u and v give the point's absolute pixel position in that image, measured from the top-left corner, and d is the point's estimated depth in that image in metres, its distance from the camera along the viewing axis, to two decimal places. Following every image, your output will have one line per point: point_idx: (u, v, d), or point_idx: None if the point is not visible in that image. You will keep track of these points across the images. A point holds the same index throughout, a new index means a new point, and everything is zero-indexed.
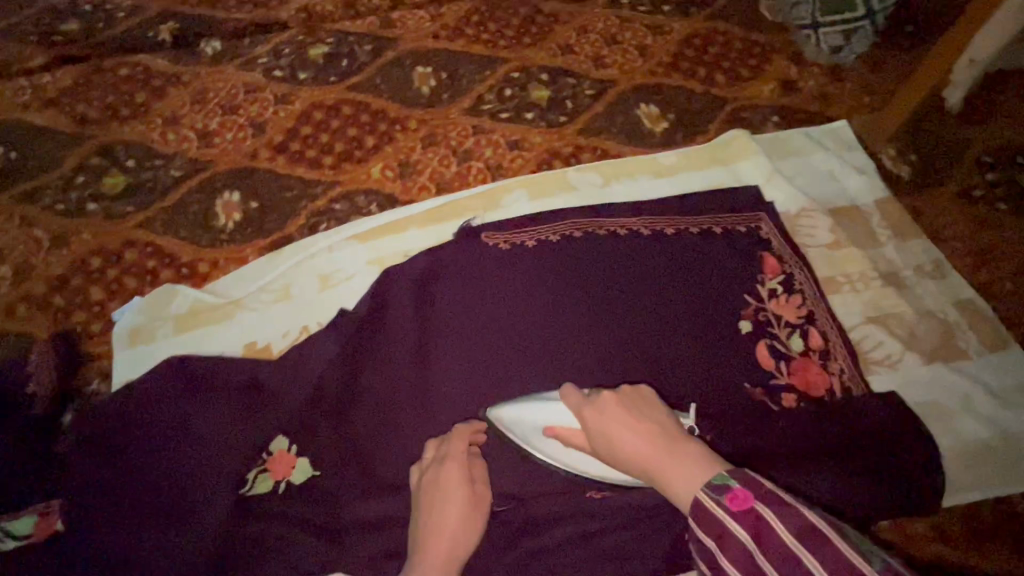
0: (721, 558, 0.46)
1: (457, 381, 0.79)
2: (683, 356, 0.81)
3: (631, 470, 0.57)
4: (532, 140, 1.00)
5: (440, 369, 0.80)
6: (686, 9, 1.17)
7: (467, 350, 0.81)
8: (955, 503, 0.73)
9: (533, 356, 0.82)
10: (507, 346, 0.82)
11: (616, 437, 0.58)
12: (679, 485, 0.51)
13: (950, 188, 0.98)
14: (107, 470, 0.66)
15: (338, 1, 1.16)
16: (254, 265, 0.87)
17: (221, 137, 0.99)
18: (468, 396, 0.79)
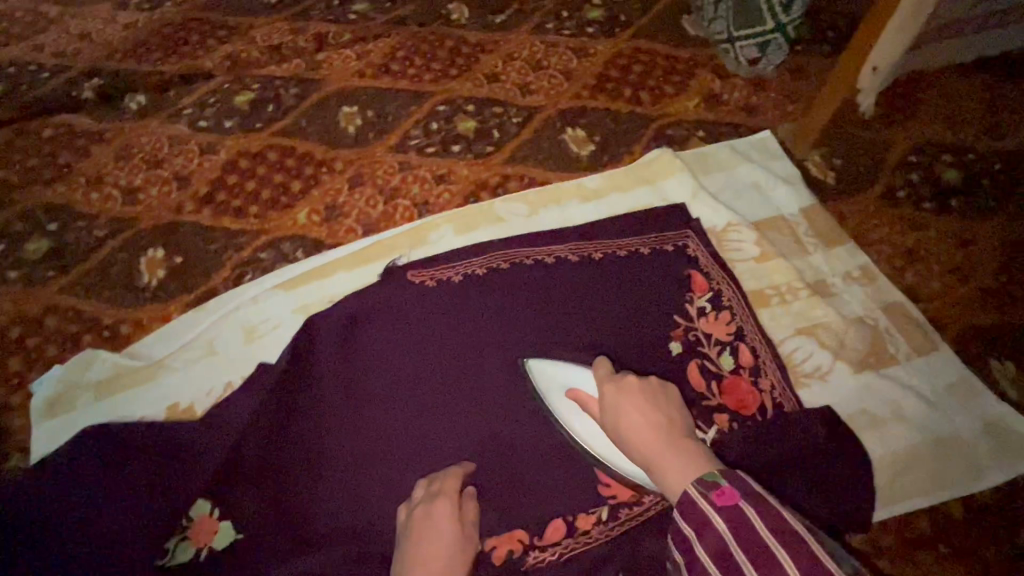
0: (698, 548, 0.47)
1: (387, 428, 0.78)
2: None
3: (628, 446, 0.61)
4: (458, 172, 1.00)
5: (369, 417, 0.78)
6: (609, 30, 1.18)
7: (396, 395, 0.80)
8: (886, 514, 0.72)
9: (464, 395, 0.81)
10: (436, 386, 0.81)
11: (626, 414, 0.62)
12: (672, 472, 0.54)
13: (876, 190, 0.98)
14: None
15: (264, 47, 1.16)
16: (177, 323, 0.85)
17: (146, 193, 0.99)
18: (399, 442, 0.77)
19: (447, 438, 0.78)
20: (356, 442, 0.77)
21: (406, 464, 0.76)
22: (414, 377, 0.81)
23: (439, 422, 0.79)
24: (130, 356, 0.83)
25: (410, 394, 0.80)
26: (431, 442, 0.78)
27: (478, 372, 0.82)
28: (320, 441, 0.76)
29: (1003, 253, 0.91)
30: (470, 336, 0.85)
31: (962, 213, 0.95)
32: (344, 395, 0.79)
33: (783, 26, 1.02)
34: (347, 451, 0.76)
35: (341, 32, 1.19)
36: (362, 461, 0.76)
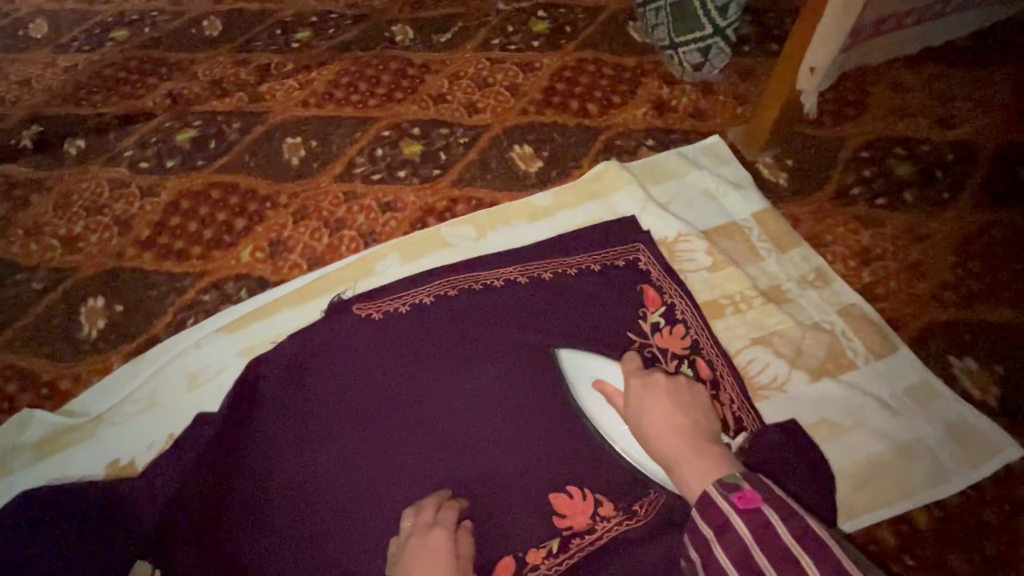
0: (717, 551, 0.43)
1: (333, 472, 0.73)
2: (566, 409, 0.78)
3: (648, 443, 0.58)
4: (405, 199, 0.99)
5: (318, 460, 0.74)
6: (555, 42, 1.17)
7: (343, 436, 0.76)
8: (858, 525, 0.70)
9: (415, 431, 0.77)
10: (388, 422, 0.77)
11: (649, 410, 0.60)
12: (694, 474, 0.52)
13: (828, 190, 0.96)
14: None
15: (205, 82, 1.15)
16: (117, 376, 0.83)
17: (86, 241, 0.97)
18: (347, 486, 0.73)
19: (398, 478, 0.74)
20: (302, 489, 0.72)
21: (355, 509, 0.71)
22: (362, 415, 0.77)
23: (389, 461, 0.75)
24: (69, 414, 0.80)
25: (358, 433, 0.76)
26: (384, 483, 0.73)
27: (429, 405, 0.78)
28: (263, 491, 0.72)
29: (959, 246, 0.89)
30: (419, 367, 0.81)
31: (916, 207, 0.93)
32: (288, 439, 0.75)
33: (722, 30, 1.02)
34: (292, 501, 0.71)
35: (284, 62, 1.17)
36: (308, 511, 0.71)
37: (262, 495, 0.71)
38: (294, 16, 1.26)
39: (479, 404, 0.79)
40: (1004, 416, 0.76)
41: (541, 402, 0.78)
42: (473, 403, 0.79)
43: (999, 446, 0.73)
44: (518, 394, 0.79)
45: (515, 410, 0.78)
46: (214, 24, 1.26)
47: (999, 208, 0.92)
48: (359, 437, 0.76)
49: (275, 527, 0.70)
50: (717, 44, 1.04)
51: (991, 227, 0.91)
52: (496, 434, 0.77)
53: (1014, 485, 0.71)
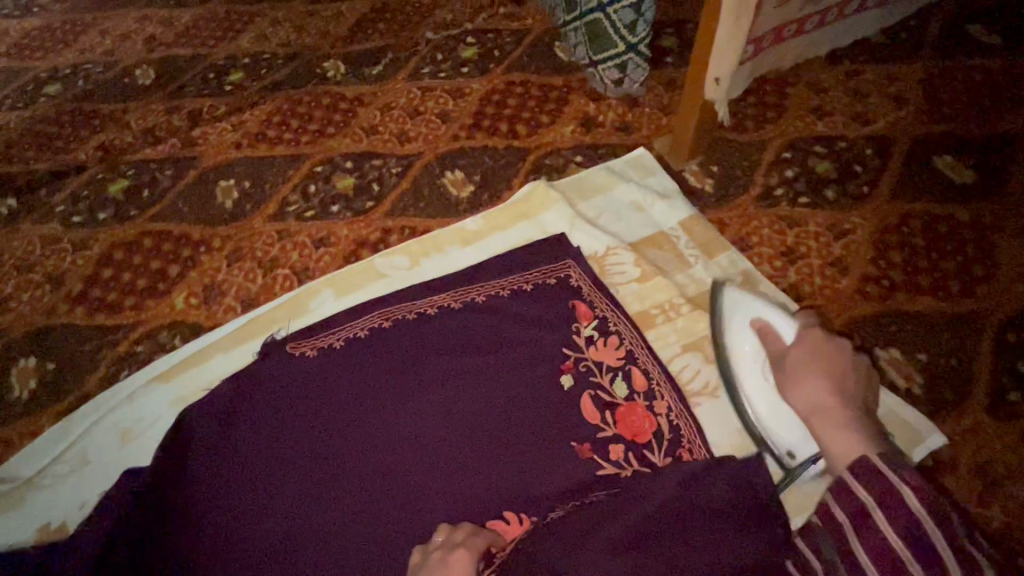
0: (873, 510, 0.54)
1: (270, 520, 0.72)
2: (503, 433, 0.78)
3: (802, 396, 0.67)
4: (339, 233, 0.99)
5: (252, 503, 0.73)
6: (483, 67, 1.19)
7: (278, 478, 0.75)
8: (920, 456, 0.73)
9: (354, 470, 0.76)
10: (322, 458, 0.76)
11: (812, 372, 0.67)
12: (841, 443, 0.61)
13: (753, 193, 0.99)
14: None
15: (138, 131, 1.15)
16: (50, 437, 0.82)
17: (17, 300, 0.96)
18: (284, 534, 0.72)
19: (337, 520, 0.73)
20: (239, 540, 0.71)
21: (293, 557, 0.70)
22: (299, 458, 0.76)
23: (324, 498, 0.74)
24: None
25: (296, 478, 0.75)
26: (318, 520, 0.73)
27: (368, 442, 0.77)
28: (198, 546, 0.71)
29: (879, 240, 0.92)
30: (357, 403, 0.80)
31: (838, 204, 0.96)
32: (223, 491, 0.74)
33: (635, 46, 1.03)
34: (228, 553, 0.70)
35: (216, 106, 1.18)
36: (244, 559, 0.70)
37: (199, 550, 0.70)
38: (226, 60, 1.27)
39: (418, 436, 0.78)
40: (929, 403, 0.77)
41: (477, 427, 0.78)
42: (410, 434, 0.78)
43: (924, 434, 0.74)
44: (456, 422, 0.79)
45: (452, 438, 0.78)
46: (147, 72, 1.27)
47: (916, 200, 0.95)
48: (291, 475, 0.75)
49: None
50: (632, 59, 1.05)
51: (909, 217, 0.93)
52: (435, 464, 0.76)
53: (941, 472, 0.73)
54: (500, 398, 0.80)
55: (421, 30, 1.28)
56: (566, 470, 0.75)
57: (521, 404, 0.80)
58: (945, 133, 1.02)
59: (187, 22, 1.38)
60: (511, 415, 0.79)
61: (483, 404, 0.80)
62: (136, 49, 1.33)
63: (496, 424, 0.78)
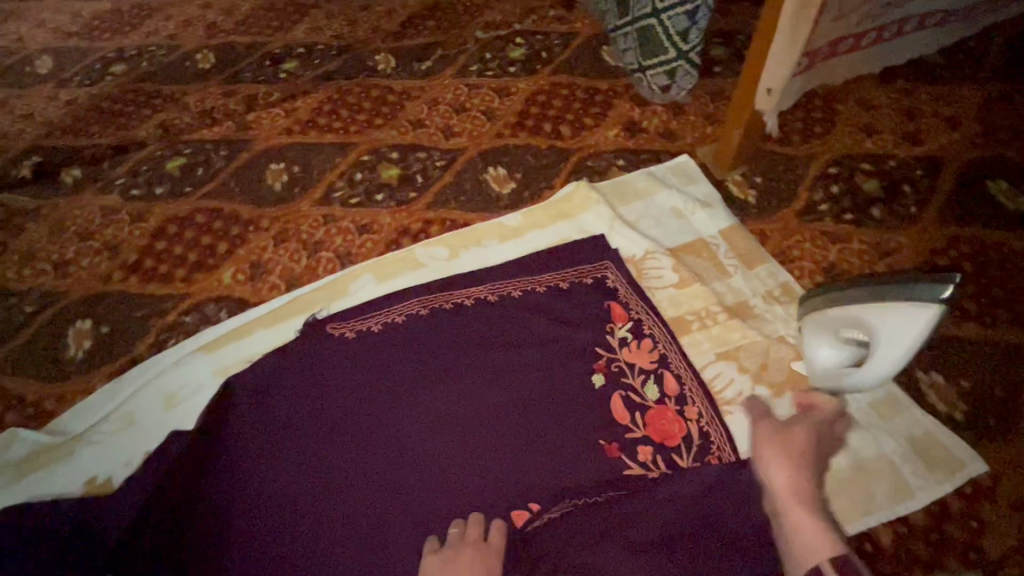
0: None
1: (299, 497, 0.74)
2: (529, 433, 0.78)
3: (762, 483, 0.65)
4: (381, 221, 1.02)
5: (279, 474, 0.76)
6: (531, 67, 1.21)
7: (305, 452, 0.77)
8: (957, 483, 0.71)
9: (378, 452, 0.77)
10: (348, 437, 0.78)
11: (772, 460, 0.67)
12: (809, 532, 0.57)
13: (796, 206, 0.98)
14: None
15: (196, 113, 1.20)
16: (99, 396, 0.86)
17: (77, 265, 1.01)
18: (312, 511, 0.74)
19: (362, 503, 0.74)
20: (268, 513, 0.73)
21: (317, 535, 0.72)
22: (331, 440, 0.78)
23: (347, 476, 0.76)
24: (51, 433, 0.83)
25: (326, 458, 0.77)
26: (342, 496, 0.75)
27: (398, 429, 0.79)
28: (229, 514, 0.73)
29: (925, 262, 0.90)
30: (385, 386, 0.82)
31: (885, 223, 0.94)
32: (256, 464, 0.76)
33: (685, 54, 1.04)
34: (255, 524, 0.72)
35: (271, 92, 1.23)
36: (269, 526, 0.72)
37: (228, 519, 0.72)
38: (282, 48, 1.32)
39: (445, 428, 0.79)
40: (970, 431, 0.76)
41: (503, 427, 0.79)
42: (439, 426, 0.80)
43: (964, 461, 0.73)
44: (485, 419, 0.80)
45: (478, 435, 0.79)
46: (207, 57, 1.33)
47: (966, 224, 0.93)
48: (319, 451, 0.77)
49: (240, 550, 0.71)
50: (681, 67, 1.06)
51: (958, 241, 0.91)
52: (461, 458, 0.77)
53: (979, 501, 0.71)
54: (529, 398, 0.81)
55: (471, 29, 1.31)
56: (594, 468, 0.75)
57: (549, 405, 0.80)
58: (1000, 158, 1.00)
59: (246, 11, 1.43)
60: (540, 415, 0.80)
61: (512, 403, 0.81)
62: (197, 34, 1.39)
63: (521, 423, 0.79)
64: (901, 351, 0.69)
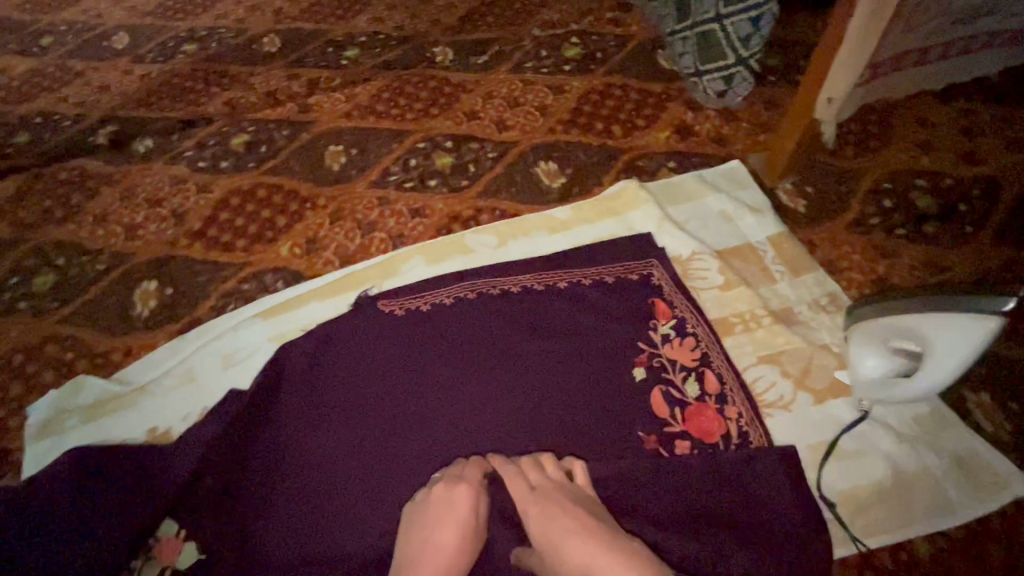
0: None
1: (340, 462, 0.78)
2: (570, 422, 0.79)
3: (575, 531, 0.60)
4: (433, 206, 1.05)
5: (323, 440, 0.80)
6: (585, 67, 1.23)
7: (348, 420, 0.81)
8: (1000, 503, 0.71)
9: (415, 425, 0.80)
10: (389, 409, 0.81)
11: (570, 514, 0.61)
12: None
13: (846, 218, 0.98)
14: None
15: (261, 93, 1.26)
16: (162, 351, 0.91)
17: (145, 229, 1.06)
18: (352, 480, 0.77)
19: (398, 472, 0.77)
20: (311, 479, 0.77)
21: (355, 505, 0.75)
22: (374, 414, 0.81)
23: (386, 446, 0.79)
24: (118, 383, 0.88)
25: (366, 428, 0.80)
26: (379, 465, 0.77)
27: (438, 409, 0.81)
28: (277, 473, 0.78)
29: (978, 282, 0.89)
30: (425, 362, 0.84)
31: (937, 240, 0.94)
32: (304, 431, 0.80)
33: (745, 61, 1.05)
34: (300, 484, 0.77)
35: (333, 77, 1.27)
36: (312, 487, 0.77)
37: (276, 478, 0.77)
38: (344, 36, 1.37)
39: (482, 406, 0.81)
40: (1017, 453, 0.75)
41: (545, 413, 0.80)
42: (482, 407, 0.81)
43: (1007, 481, 0.72)
44: (526, 405, 0.80)
45: (520, 420, 0.79)
46: (273, 41, 1.38)
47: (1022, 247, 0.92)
48: (361, 420, 0.81)
49: (287, 507, 0.75)
50: (740, 73, 1.07)
51: (1012, 264, 0.90)
52: (499, 441, 0.78)
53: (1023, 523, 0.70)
54: (572, 387, 0.82)
55: (528, 27, 1.34)
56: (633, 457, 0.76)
57: (592, 394, 0.81)
58: None
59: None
60: (581, 405, 0.80)
61: (555, 390, 0.81)
62: (264, 19, 1.45)
63: (564, 411, 0.80)
64: (960, 356, 0.69)
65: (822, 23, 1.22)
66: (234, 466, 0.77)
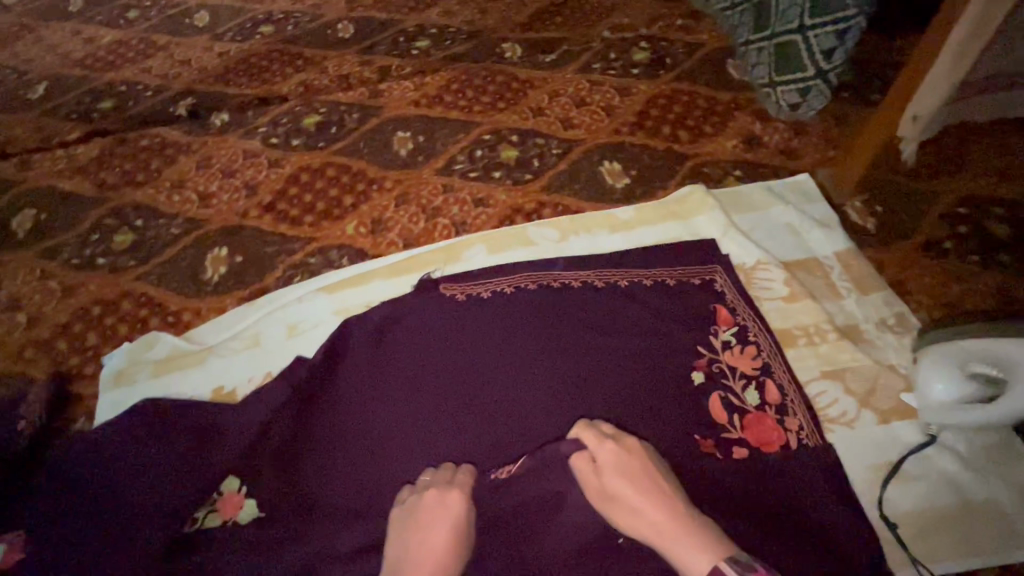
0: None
1: (394, 438, 0.79)
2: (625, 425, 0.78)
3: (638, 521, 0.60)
4: (497, 197, 1.06)
5: (379, 415, 0.81)
6: (654, 72, 1.24)
7: (404, 398, 0.82)
8: None
9: (470, 409, 0.81)
10: (445, 391, 0.82)
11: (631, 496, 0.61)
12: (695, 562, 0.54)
13: (917, 240, 0.96)
14: (59, 512, 0.70)
15: (334, 76, 1.29)
16: (230, 316, 0.94)
17: (218, 199, 1.10)
18: (404, 462, 0.77)
19: (450, 453, 0.78)
20: (364, 454, 0.79)
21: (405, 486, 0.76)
22: (428, 399, 0.82)
23: (440, 427, 0.80)
24: (188, 340, 0.91)
25: (422, 408, 0.81)
26: (433, 445, 0.79)
27: (493, 397, 0.81)
28: (334, 443, 0.79)
29: None
30: (484, 349, 0.85)
31: (1014, 270, 0.91)
32: (361, 405, 0.82)
33: (824, 73, 1.04)
34: (354, 455, 0.79)
35: (403, 66, 1.30)
36: (366, 460, 0.78)
37: (332, 447, 0.79)
38: (416, 27, 1.40)
39: (537, 397, 0.81)
40: None
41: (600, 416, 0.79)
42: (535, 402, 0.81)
43: None
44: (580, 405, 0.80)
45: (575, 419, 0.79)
46: (347, 28, 1.42)
47: None
48: (418, 400, 0.82)
49: (340, 476, 0.77)
50: (817, 86, 1.06)
51: None
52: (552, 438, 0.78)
53: None
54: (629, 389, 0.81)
55: (597, 30, 1.34)
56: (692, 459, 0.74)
57: (649, 399, 0.80)
58: None
59: None
60: (637, 409, 0.80)
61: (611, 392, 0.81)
62: (339, 7, 1.49)
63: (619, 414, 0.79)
64: None
65: (900, 42, 1.20)
66: (293, 433, 0.79)
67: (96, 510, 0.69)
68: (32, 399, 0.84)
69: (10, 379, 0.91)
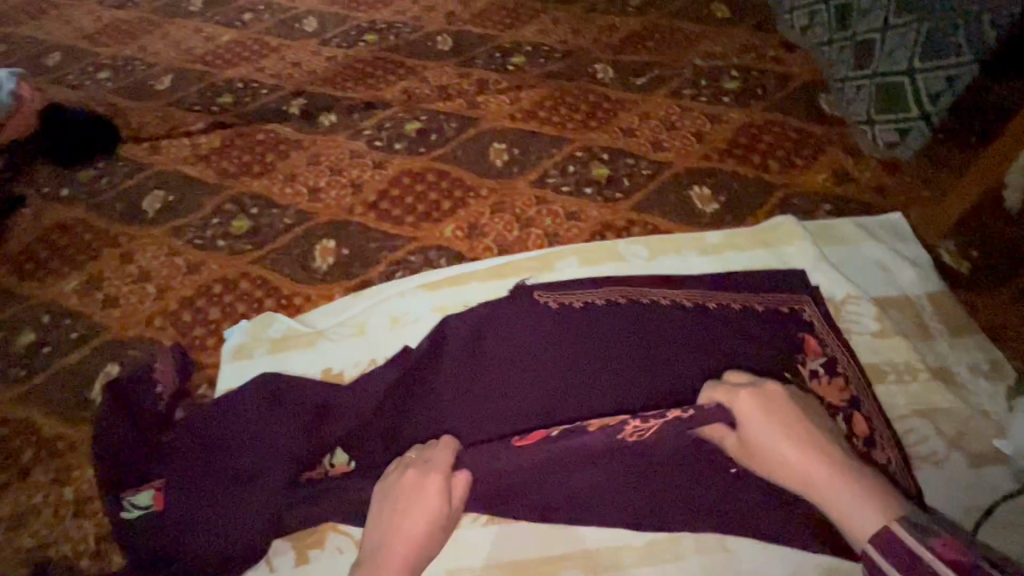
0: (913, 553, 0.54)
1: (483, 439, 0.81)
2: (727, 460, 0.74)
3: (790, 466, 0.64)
4: (588, 212, 1.11)
5: (468, 415, 0.83)
6: (745, 101, 1.27)
7: (493, 400, 0.84)
8: None
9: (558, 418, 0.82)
10: (533, 397, 0.83)
11: (778, 444, 0.65)
12: (853, 510, 0.60)
13: (1013, 288, 0.96)
14: (194, 466, 0.78)
15: (434, 86, 1.37)
16: (338, 304, 1.02)
17: (327, 194, 1.19)
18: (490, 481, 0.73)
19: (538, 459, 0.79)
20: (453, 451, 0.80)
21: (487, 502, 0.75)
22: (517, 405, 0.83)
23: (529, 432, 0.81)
24: (300, 323, 1.00)
25: (511, 412, 0.83)
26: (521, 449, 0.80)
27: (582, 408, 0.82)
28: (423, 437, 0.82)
29: None
30: (574, 359, 0.86)
31: None
32: (451, 403, 0.84)
33: (928, 116, 1.05)
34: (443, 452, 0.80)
35: (500, 81, 1.37)
36: None
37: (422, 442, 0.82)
38: (511, 44, 1.47)
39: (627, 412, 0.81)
40: None
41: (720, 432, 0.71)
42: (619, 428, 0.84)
43: None
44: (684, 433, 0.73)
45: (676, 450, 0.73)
46: (446, 40, 1.50)
47: None
48: (507, 404, 0.83)
49: None
50: (918, 127, 1.06)
51: None
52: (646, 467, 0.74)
53: None
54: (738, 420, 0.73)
55: (688, 56, 1.38)
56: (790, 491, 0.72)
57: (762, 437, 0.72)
58: None
59: (481, 6, 1.61)
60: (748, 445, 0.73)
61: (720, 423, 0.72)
62: (437, 20, 1.58)
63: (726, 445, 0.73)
64: None
65: (1002, 87, 1.19)
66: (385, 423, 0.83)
67: (222, 471, 0.78)
68: (164, 363, 0.94)
69: (142, 342, 1.01)
